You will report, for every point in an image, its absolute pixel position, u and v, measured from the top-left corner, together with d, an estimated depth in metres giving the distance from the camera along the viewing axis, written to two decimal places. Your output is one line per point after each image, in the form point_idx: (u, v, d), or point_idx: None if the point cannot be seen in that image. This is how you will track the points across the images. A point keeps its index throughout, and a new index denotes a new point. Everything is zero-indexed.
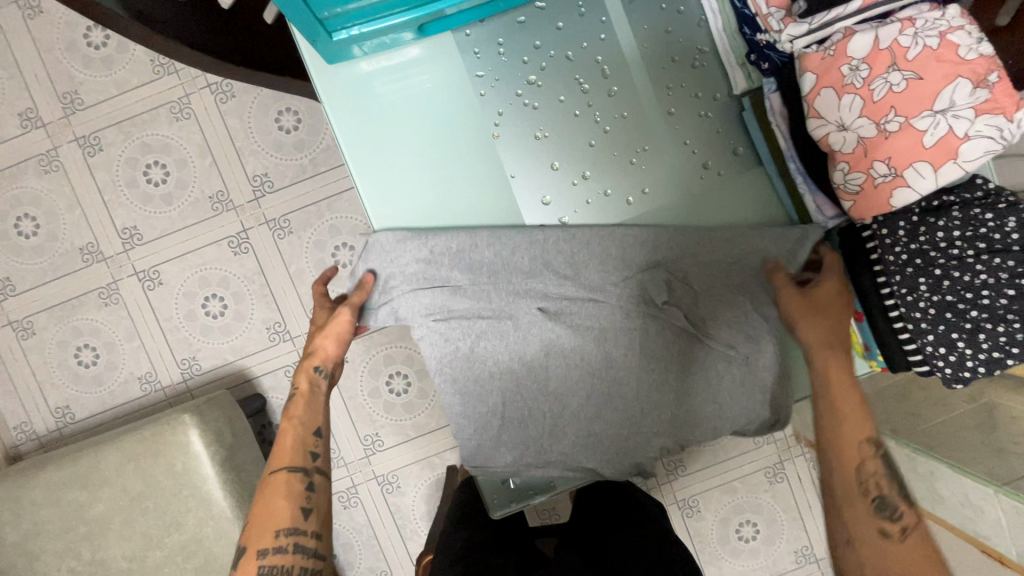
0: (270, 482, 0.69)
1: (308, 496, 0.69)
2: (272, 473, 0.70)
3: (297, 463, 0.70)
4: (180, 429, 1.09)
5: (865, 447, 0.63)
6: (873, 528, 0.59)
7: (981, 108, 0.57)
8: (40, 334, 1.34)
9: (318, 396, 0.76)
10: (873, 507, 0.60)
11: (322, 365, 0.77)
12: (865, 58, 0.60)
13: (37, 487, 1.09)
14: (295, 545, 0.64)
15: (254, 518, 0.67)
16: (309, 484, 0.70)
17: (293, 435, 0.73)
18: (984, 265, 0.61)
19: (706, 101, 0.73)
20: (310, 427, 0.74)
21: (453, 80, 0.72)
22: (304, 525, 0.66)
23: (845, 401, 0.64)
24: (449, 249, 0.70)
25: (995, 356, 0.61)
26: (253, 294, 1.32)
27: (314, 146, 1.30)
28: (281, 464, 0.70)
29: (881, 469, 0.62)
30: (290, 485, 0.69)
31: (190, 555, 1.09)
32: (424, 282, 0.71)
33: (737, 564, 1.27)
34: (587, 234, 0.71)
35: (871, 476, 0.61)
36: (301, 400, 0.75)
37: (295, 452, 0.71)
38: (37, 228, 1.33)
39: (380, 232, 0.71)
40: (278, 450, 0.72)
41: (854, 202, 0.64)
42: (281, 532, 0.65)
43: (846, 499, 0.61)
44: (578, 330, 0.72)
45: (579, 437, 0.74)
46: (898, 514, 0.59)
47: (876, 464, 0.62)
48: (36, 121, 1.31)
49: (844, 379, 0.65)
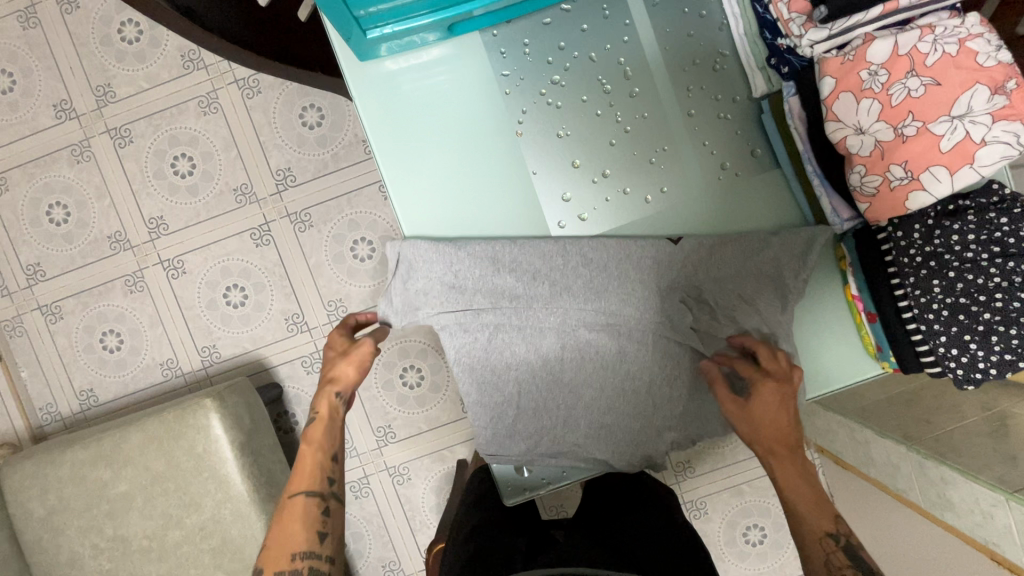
0: (288, 507, 0.72)
1: (323, 521, 0.73)
2: (291, 496, 0.73)
3: (315, 488, 0.74)
4: (201, 413, 1.13)
5: (828, 541, 0.63)
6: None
7: (998, 115, 0.58)
8: (66, 319, 1.39)
9: (336, 422, 0.80)
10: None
11: (342, 392, 0.81)
12: (884, 63, 0.61)
13: (64, 464, 1.13)
14: (310, 569, 0.68)
15: (272, 540, 0.71)
16: (325, 509, 0.74)
17: (313, 460, 0.76)
18: (997, 269, 0.62)
19: (726, 103, 0.75)
20: (328, 452, 0.78)
21: (479, 79, 0.74)
22: (318, 549, 0.70)
23: (801, 496, 0.66)
24: (473, 274, 0.72)
25: (1007, 358, 0.62)
26: (273, 286, 1.35)
27: (337, 142, 1.33)
28: (300, 490, 0.74)
29: (848, 562, 0.61)
30: (307, 509, 0.73)
31: (208, 536, 1.12)
32: (450, 296, 0.74)
33: (744, 566, 1.27)
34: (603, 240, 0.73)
35: (839, 569, 0.61)
36: (321, 425, 0.79)
37: (314, 477, 0.75)
38: (67, 216, 1.38)
39: (406, 241, 0.73)
40: (297, 474, 0.75)
41: (869, 204, 0.64)
42: (297, 556, 0.69)
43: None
44: (595, 326, 0.74)
45: (592, 429, 0.76)
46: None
47: (843, 555, 0.62)
48: (71, 112, 1.36)
49: (792, 478, 0.67)
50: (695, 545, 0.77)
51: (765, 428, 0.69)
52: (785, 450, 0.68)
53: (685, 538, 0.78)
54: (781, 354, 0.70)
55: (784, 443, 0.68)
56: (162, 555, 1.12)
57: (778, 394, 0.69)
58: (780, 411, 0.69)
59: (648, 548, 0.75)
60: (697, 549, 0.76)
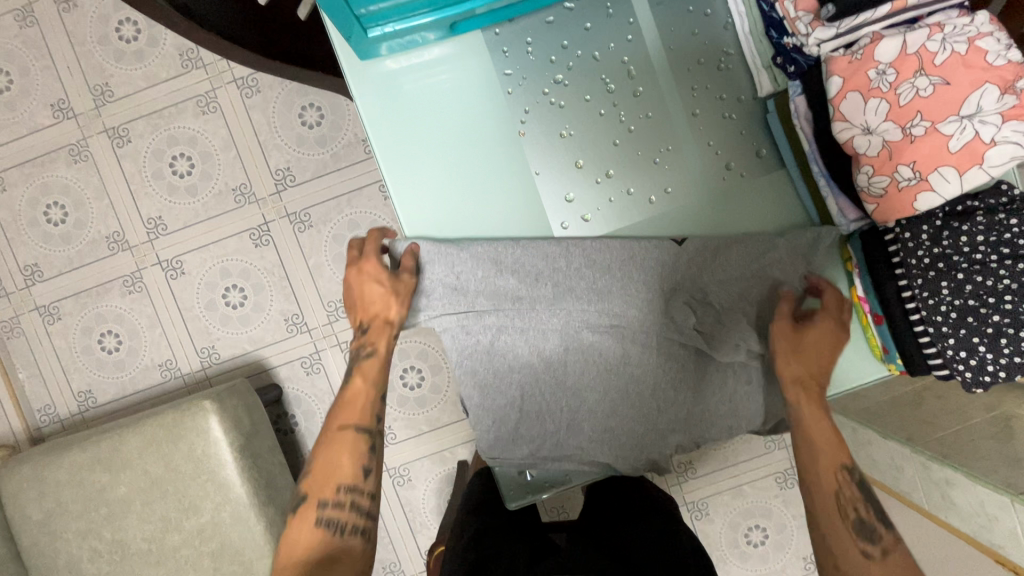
0: (336, 436, 0.72)
1: (370, 457, 0.72)
2: (341, 427, 0.72)
3: (365, 423, 0.73)
4: (200, 415, 1.12)
5: (841, 473, 0.64)
6: (853, 549, 0.60)
7: (1008, 115, 0.57)
8: (64, 320, 1.38)
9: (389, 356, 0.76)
10: (852, 528, 0.62)
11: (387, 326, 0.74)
12: (892, 62, 0.60)
13: (62, 467, 1.12)
14: (352, 502, 0.68)
15: (317, 468, 0.70)
16: (373, 446, 0.72)
17: (364, 394, 0.74)
18: (1007, 270, 0.60)
19: (730, 103, 0.74)
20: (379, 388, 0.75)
21: (482, 78, 0.73)
22: (362, 484, 0.69)
23: (822, 433, 0.66)
24: (474, 275, 0.71)
25: (1017, 361, 0.61)
26: (273, 286, 1.34)
27: (336, 141, 1.32)
28: (351, 422, 0.72)
29: (858, 495, 0.63)
30: (355, 442, 0.72)
31: (207, 539, 1.11)
32: (452, 299, 0.73)
33: (746, 568, 1.27)
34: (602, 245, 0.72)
35: (849, 500, 0.63)
36: (377, 362, 0.75)
37: (365, 411, 0.74)
38: (65, 216, 1.37)
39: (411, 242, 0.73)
40: (349, 405, 0.74)
41: (877, 205, 0.64)
42: (342, 487, 0.68)
43: (829, 525, 0.63)
44: (599, 328, 0.74)
45: (595, 432, 0.75)
46: (877, 537, 0.60)
47: (854, 489, 0.64)
48: (68, 112, 1.35)
49: (818, 413, 0.68)
50: (699, 552, 0.76)
51: (810, 361, 0.70)
52: (815, 387, 0.69)
53: (690, 544, 0.77)
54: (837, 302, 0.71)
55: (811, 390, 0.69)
56: (161, 558, 1.11)
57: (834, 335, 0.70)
58: (827, 350, 0.70)
59: (652, 554, 0.74)
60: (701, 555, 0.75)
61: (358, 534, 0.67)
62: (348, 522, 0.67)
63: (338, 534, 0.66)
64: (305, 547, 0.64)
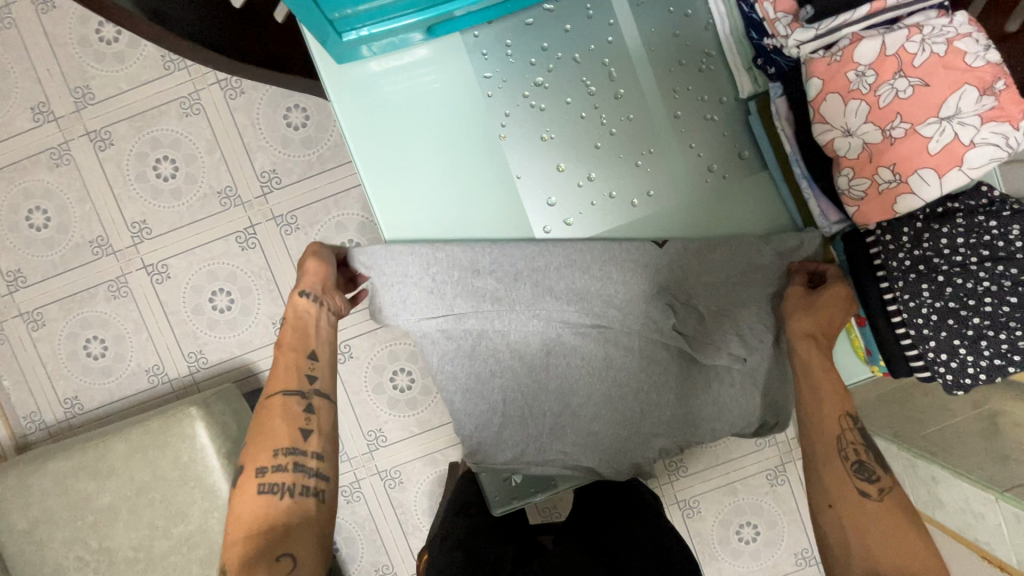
0: (265, 406, 0.71)
1: (306, 417, 0.71)
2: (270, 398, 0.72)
3: (292, 387, 0.72)
4: (186, 422, 1.11)
5: (845, 420, 0.67)
6: (852, 489, 0.64)
7: (987, 116, 0.56)
8: (49, 326, 1.36)
9: (308, 325, 0.78)
10: (851, 469, 0.65)
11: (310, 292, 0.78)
12: (871, 64, 0.60)
13: (47, 476, 1.11)
14: (294, 464, 0.67)
15: (254, 438, 0.69)
16: (306, 406, 0.72)
17: (286, 361, 0.74)
18: (987, 273, 0.60)
19: (712, 105, 0.73)
20: (303, 353, 0.76)
21: (462, 81, 0.72)
22: (303, 445, 0.69)
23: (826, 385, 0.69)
24: (451, 278, 0.71)
25: (997, 363, 0.61)
26: (260, 289, 1.33)
27: (322, 143, 1.31)
28: (276, 390, 0.72)
29: (859, 440, 0.66)
30: (287, 408, 0.71)
31: (195, 546, 1.10)
32: (430, 302, 0.72)
33: (737, 565, 1.27)
34: (581, 250, 0.71)
35: (850, 444, 0.66)
36: (292, 327, 0.77)
37: (290, 377, 0.73)
38: (48, 221, 1.35)
39: (387, 245, 0.72)
40: (274, 379, 0.74)
41: (858, 207, 0.64)
42: (280, 451, 0.67)
43: (829, 467, 0.66)
44: (581, 330, 0.73)
45: (579, 437, 0.75)
46: (874, 477, 0.64)
47: (854, 435, 0.67)
48: (48, 115, 1.33)
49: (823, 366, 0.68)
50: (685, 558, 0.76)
51: (823, 318, 0.67)
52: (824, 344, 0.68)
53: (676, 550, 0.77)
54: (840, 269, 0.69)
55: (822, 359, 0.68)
56: (148, 566, 1.10)
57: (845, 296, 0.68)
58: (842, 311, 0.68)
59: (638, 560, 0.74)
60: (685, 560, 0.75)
61: (310, 494, 0.66)
62: (296, 484, 0.66)
63: (285, 497, 0.65)
64: (252, 517, 0.64)
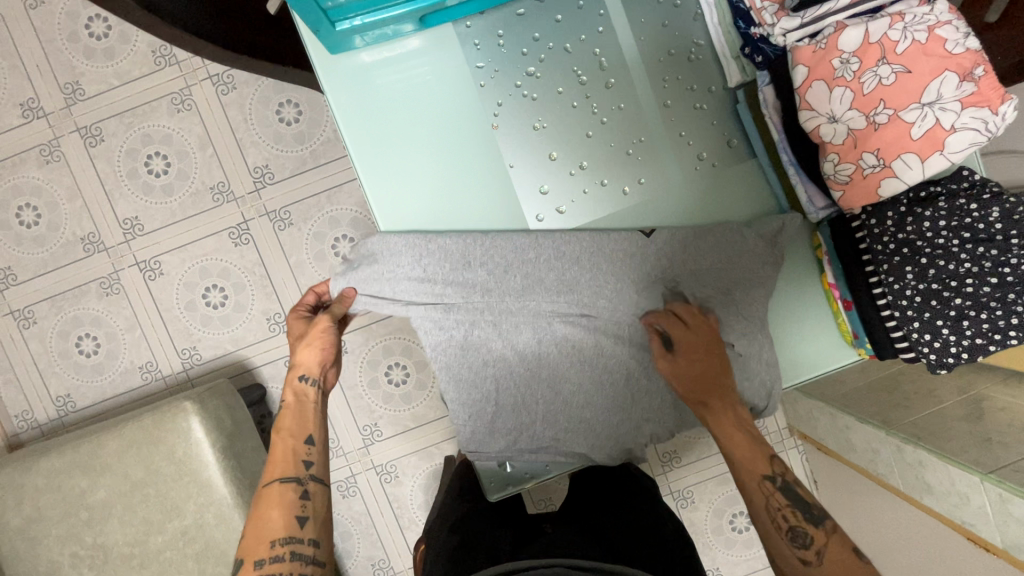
0: (264, 495, 0.71)
1: (303, 504, 0.70)
2: (267, 486, 0.71)
3: (289, 474, 0.72)
4: (180, 416, 1.11)
5: (766, 485, 0.67)
6: (792, 562, 0.62)
7: (967, 101, 0.58)
8: (40, 324, 1.35)
9: (306, 408, 0.79)
10: (787, 539, 0.63)
11: (307, 374, 0.80)
12: (855, 52, 0.61)
13: (40, 473, 1.11)
14: (292, 553, 0.66)
15: (251, 531, 0.68)
16: (303, 493, 0.71)
17: (284, 447, 0.75)
18: (968, 254, 0.61)
19: (701, 94, 0.74)
20: (300, 437, 0.76)
21: (454, 71, 0.73)
22: (300, 533, 0.68)
23: (737, 441, 0.69)
24: (442, 268, 0.72)
25: (978, 342, 0.63)
26: (254, 285, 1.33)
27: (315, 138, 1.31)
28: (273, 477, 0.72)
29: (785, 502, 0.65)
30: (284, 496, 0.71)
31: (191, 541, 1.10)
32: (420, 292, 0.72)
33: (730, 554, 1.29)
34: (568, 239, 0.73)
35: (780, 512, 0.65)
36: (290, 412, 0.78)
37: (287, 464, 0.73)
38: (38, 218, 1.34)
39: (381, 235, 0.73)
40: (271, 465, 0.74)
41: (843, 191, 0.65)
42: (277, 541, 0.66)
43: (768, 541, 0.65)
44: (573, 319, 0.74)
45: (572, 423, 0.76)
46: (809, 542, 0.62)
47: (781, 497, 0.65)
48: (38, 111, 1.32)
49: (728, 426, 0.70)
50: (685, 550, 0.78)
51: (685, 376, 0.71)
52: (711, 394, 0.70)
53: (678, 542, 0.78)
54: (697, 309, 0.72)
55: (705, 383, 0.70)
56: (144, 562, 1.10)
57: (698, 343, 0.71)
58: (700, 360, 0.71)
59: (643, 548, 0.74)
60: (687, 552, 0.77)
61: None
62: (294, 572, 0.65)
63: None
64: None
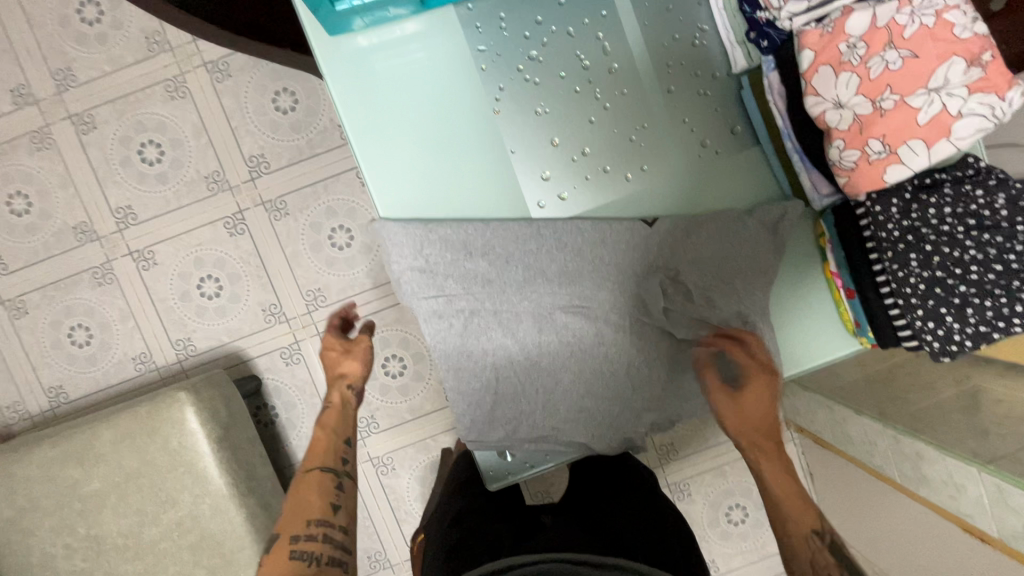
0: (303, 480, 0.72)
1: (338, 493, 0.71)
2: (306, 473, 0.73)
3: (330, 462, 0.74)
4: (175, 407, 1.10)
5: (813, 539, 0.61)
6: None
7: (974, 87, 0.58)
8: (32, 314, 1.33)
9: (347, 412, 0.82)
10: None
11: (350, 384, 0.84)
12: (862, 36, 0.61)
13: (32, 464, 1.09)
14: (325, 534, 0.66)
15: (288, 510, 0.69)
16: (339, 484, 0.72)
17: (326, 441, 0.77)
18: (973, 241, 0.61)
19: (705, 80, 0.74)
20: (340, 436, 0.79)
21: (455, 55, 0.71)
22: (334, 517, 0.68)
23: (788, 492, 0.66)
24: (443, 258, 0.71)
25: (982, 330, 0.62)
26: (249, 275, 1.32)
27: (311, 127, 1.29)
28: (314, 464, 0.73)
29: (832, 558, 0.59)
30: (322, 482, 0.72)
31: (186, 532, 1.09)
32: (423, 282, 0.72)
33: (727, 546, 1.29)
34: (564, 226, 0.72)
35: (823, 567, 0.58)
36: (333, 412, 0.81)
37: (328, 454, 0.75)
38: (29, 207, 1.32)
39: (383, 222, 0.71)
40: (310, 454, 0.76)
41: (848, 177, 0.64)
42: (313, 520, 0.67)
43: None
44: (573, 308, 0.73)
45: (570, 413, 0.75)
46: None
47: (828, 554, 0.59)
48: (29, 98, 1.29)
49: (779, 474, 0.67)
50: (688, 545, 0.77)
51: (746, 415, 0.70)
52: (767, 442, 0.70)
53: (680, 536, 0.78)
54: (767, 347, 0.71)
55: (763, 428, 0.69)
56: (138, 553, 1.09)
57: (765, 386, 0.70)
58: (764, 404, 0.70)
59: (646, 542, 0.74)
60: (690, 548, 0.76)
61: (335, 566, 0.64)
62: (324, 554, 0.64)
63: (313, 565, 0.63)
64: None
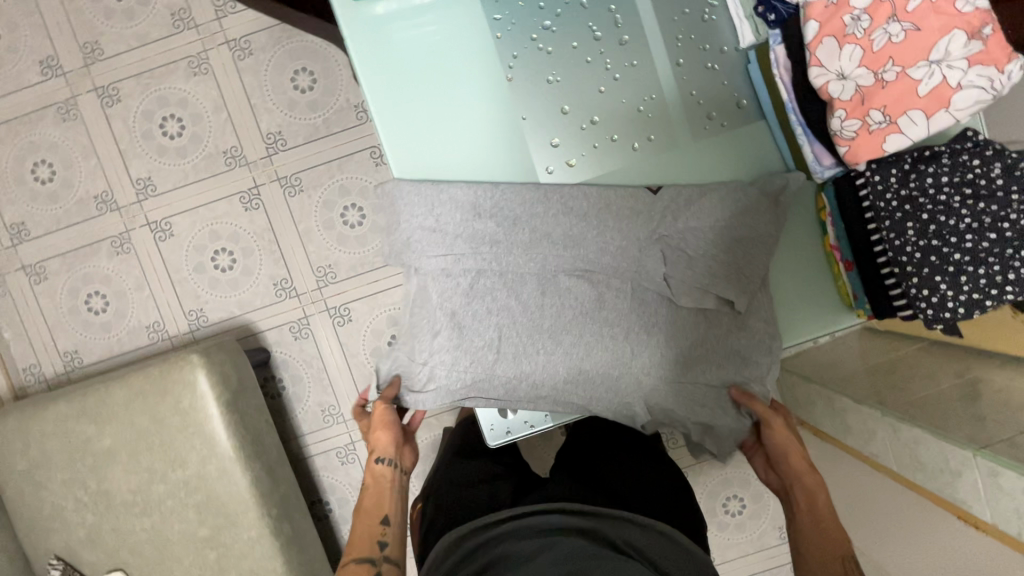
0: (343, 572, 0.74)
1: None
2: (346, 563, 0.75)
3: (365, 553, 0.74)
4: (186, 368, 1.12)
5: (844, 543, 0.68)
6: None
7: (974, 59, 0.60)
8: (51, 280, 1.38)
9: (383, 488, 0.81)
10: None
11: (383, 456, 0.81)
12: (867, 9, 0.63)
13: (48, 419, 1.13)
14: None
15: None
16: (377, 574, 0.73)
17: (363, 526, 0.77)
18: (969, 210, 0.63)
19: (714, 53, 0.76)
20: (378, 516, 0.78)
21: (473, 23, 0.74)
22: None
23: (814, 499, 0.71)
24: (454, 218, 0.73)
25: (974, 297, 0.63)
26: (262, 249, 1.35)
27: (328, 107, 1.33)
28: (351, 553, 0.75)
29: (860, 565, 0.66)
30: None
31: (192, 491, 1.12)
32: (432, 241, 0.74)
33: (723, 537, 1.30)
34: (566, 191, 0.74)
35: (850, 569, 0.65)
36: (370, 491, 0.80)
37: (365, 542, 0.76)
38: (53, 174, 1.36)
39: (398, 180, 0.73)
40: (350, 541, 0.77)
41: (848, 147, 0.66)
42: None
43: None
44: (576, 274, 0.76)
45: (569, 375, 0.77)
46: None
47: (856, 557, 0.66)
48: (57, 69, 1.34)
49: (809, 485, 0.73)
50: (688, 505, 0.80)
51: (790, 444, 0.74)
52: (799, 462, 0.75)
53: (679, 499, 0.80)
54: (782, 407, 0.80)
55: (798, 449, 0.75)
56: (145, 510, 1.12)
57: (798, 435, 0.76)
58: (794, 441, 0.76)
59: (649, 505, 0.76)
60: (690, 512, 0.78)
61: None
62: None
63: None
64: None
